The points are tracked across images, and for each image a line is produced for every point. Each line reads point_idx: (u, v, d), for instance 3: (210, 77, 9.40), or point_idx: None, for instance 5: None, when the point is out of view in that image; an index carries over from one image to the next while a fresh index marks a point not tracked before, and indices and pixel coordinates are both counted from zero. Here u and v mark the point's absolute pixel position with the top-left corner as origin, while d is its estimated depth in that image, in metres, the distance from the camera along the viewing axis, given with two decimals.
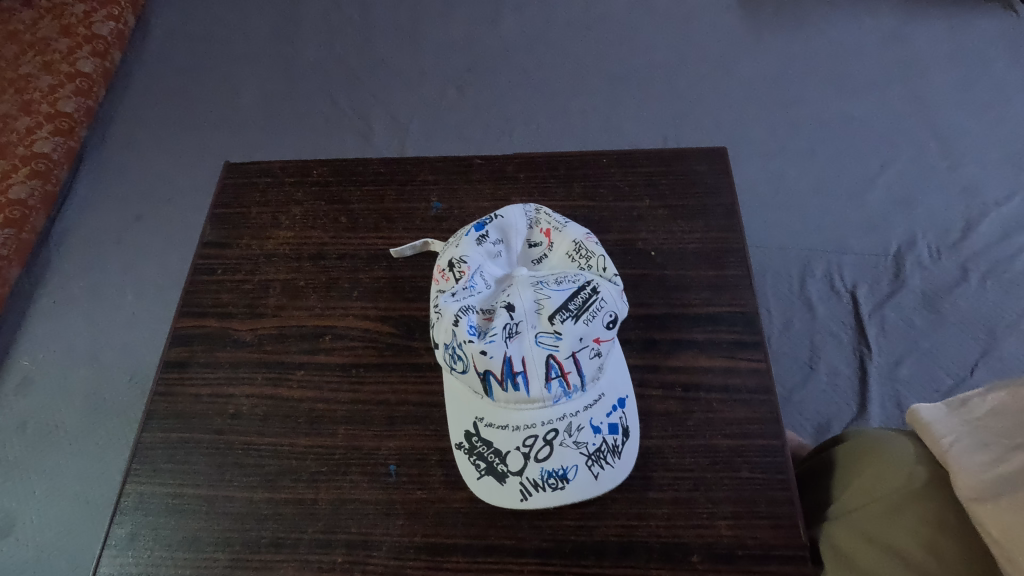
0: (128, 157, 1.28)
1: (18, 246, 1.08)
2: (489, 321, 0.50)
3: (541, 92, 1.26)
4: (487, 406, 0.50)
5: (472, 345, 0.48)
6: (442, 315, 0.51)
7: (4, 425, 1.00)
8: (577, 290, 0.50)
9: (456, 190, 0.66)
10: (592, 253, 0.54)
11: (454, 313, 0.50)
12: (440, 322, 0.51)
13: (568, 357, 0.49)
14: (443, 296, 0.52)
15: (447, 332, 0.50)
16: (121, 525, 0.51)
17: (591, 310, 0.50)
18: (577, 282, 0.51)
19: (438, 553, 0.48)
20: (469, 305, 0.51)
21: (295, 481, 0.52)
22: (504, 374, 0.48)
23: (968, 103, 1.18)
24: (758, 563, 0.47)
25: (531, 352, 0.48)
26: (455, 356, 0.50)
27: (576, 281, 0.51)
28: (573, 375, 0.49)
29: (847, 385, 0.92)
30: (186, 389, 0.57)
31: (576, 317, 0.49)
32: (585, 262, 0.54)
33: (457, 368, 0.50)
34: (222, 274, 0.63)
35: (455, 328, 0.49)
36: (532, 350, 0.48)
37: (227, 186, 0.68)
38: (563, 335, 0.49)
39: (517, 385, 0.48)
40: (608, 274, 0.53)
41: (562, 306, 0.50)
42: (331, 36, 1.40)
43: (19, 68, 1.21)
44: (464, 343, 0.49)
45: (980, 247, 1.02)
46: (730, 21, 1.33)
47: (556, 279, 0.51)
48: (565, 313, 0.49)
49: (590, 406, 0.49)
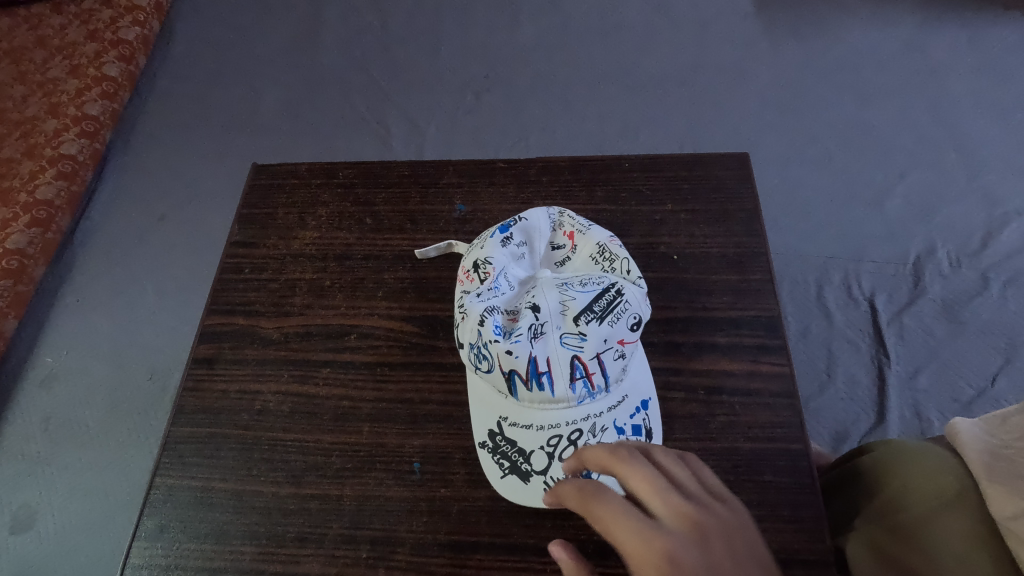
0: (151, 159, 1.30)
1: (44, 245, 1.10)
2: (514, 321, 0.51)
3: (557, 98, 1.27)
4: (511, 406, 0.51)
5: (499, 345, 0.49)
6: (467, 315, 0.51)
7: (28, 420, 1.02)
8: (602, 292, 0.51)
9: (479, 193, 0.67)
10: (615, 256, 0.54)
11: (479, 313, 0.50)
12: (465, 322, 0.51)
13: (592, 358, 0.49)
14: (468, 296, 0.53)
15: (473, 331, 0.50)
16: (151, 516, 0.52)
17: (615, 312, 0.50)
18: (602, 284, 0.51)
19: (461, 550, 0.49)
20: (494, 306, 0.51)
21: (320, 477, 0.52)
22: (529, 374, 0.49)
23: (989, 112, 1.17)
24: (782, 567, 0.46)
25: (556, 353, 0.49)
26: (480, 355, 0.50)
27: (600, 283, 0.51)
28: (597, 376, 0.49)
29: (866, 393, 0.91)
30: (214, 385, 0.58)
31: (600, 318, 0.50)
32: (609, 264, 0.54)
33: (482, 367, 0.50)
34: (249, 272, 0.64)
35: (481, 328, 0.50)
36: (557, 351, 0.49)
37: (255, 187, 0.70)
38: (588, 337, 0.49)
39: (542, 385, 0.49)
40: (632, 277, 0.53)
41: (586, 307, 0.50)
42: (351, 41, 1.42)
43: (48, 72, 1.24)
44: (490, 343, 0.49)
45: (1002, 256, 1.01)
46: (747, 29, 1.33)
47: (580, 281, 0.52)
48: (590, 315, 0.50)
49: (614, 408, 0.50)
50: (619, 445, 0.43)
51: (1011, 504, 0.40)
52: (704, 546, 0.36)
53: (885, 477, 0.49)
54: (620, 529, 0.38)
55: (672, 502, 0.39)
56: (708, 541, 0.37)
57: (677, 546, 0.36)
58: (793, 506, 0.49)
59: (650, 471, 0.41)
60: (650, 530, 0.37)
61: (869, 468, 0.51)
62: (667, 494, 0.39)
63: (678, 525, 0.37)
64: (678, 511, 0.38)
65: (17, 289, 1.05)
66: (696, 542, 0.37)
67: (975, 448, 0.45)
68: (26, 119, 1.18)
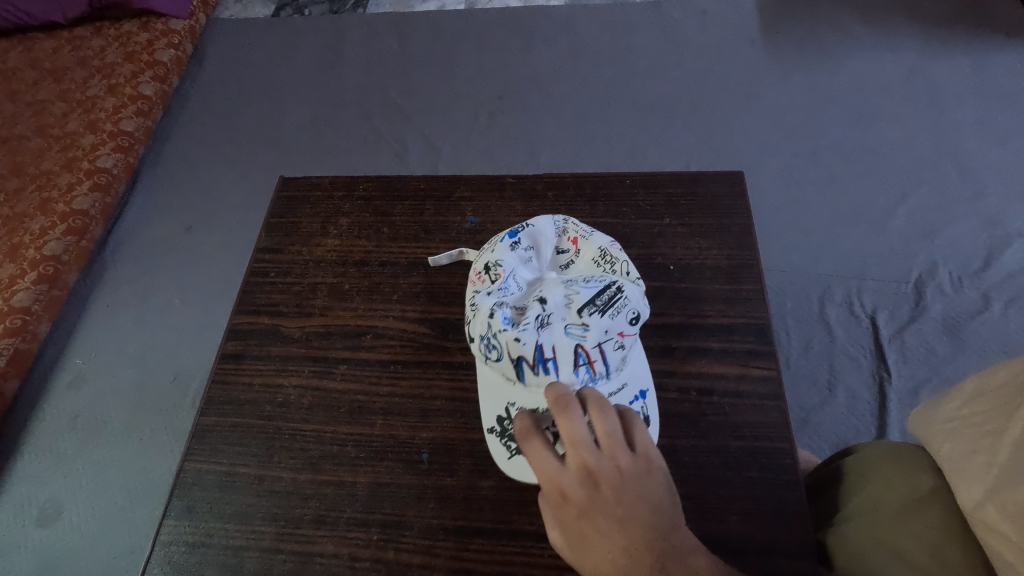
0: (180, 173, 1.38)
1: (79, 252, 1.17)
2: (522, 314, 0.54)
3: (570, 120, 1.32)
4: (518, 392, 0.54)
5: (507, 334, 0.52)
6: (478, 309, 0.55)
7: (58, 418, 1.08)
8: (604, 287, 0.54)
9: (489, 205, 0.71)
10: (616, 259, 0.58)
11: (490, 307, 0.54)
12: (477, 316, 0.55)
13: (594, 346, 0.52)
14: (479, 294, 0.57)
15: (483, 323, 0.54)
16: (180, 498, 0.56)
17: (616, 306, 0.53)
18: (603, 281, 0.54)
19: (465, 535, 0.52)
20: (503, 301, 0.55)
21: (336, 465, 0.56)
22: (536, 361, 0.52)
23: (991, 136, 1.20)
24: (766, 557, 0.49)
25: (561, 341, 0.52)
26: (490, 346, 0.54)
27: (602, 280, 0.55)
28: (599, 363, 0.53)
29: (867, 409, 0.93)
30: (240, 378, 0.62)
31: (602, 311, 0.53)
32: (610, 266, 0.58)
33: (492, 356, 0.54)
34: (275, 276, 0.69)
35: (491, 320, 0.54)
36: (560, 339, 0.52)
37: (282, 198, 0.75)
38: (590, 327, 0.52)
39: (548, 371, 0.52)
40: (631, 277, 0.57)
41: (590, 300, 0.53)
42: (372, 64, 1.49)
43: (87, 91, 1.32)
44: (499, 333, 0.53)
45: (1003, 277, 1.03)
46: (751, 54, 1.39)
47: (584, 279, 0.55)
48: (593, 307, 0.53)
49: (613, 394, 0.54)
50: (562, 394, 0.44)
51: (963, 479, 0.44)
52: (596, 497, 0.42)
53: (866, 477, 0.54)
54: (537, 465, 0.45)
55: (585, 457, 0.43)
56: (604, 492, 0.42)
57: (571, 493, 0.43)
58: (778, 501, 0.52)
59: (579, 427, 0.43)
60: (555, 473, 0.44)
61: (853, 470, 0.56)
62: (582, 452, 0.43)
63: (582, 475, 0.43)
64: (586, 467, 0.43)
65: (52, 293, 1.11)
66: (592, 491, 0.43)
67: (932, 428, 0.49)
68: (66, 135, 1.26)
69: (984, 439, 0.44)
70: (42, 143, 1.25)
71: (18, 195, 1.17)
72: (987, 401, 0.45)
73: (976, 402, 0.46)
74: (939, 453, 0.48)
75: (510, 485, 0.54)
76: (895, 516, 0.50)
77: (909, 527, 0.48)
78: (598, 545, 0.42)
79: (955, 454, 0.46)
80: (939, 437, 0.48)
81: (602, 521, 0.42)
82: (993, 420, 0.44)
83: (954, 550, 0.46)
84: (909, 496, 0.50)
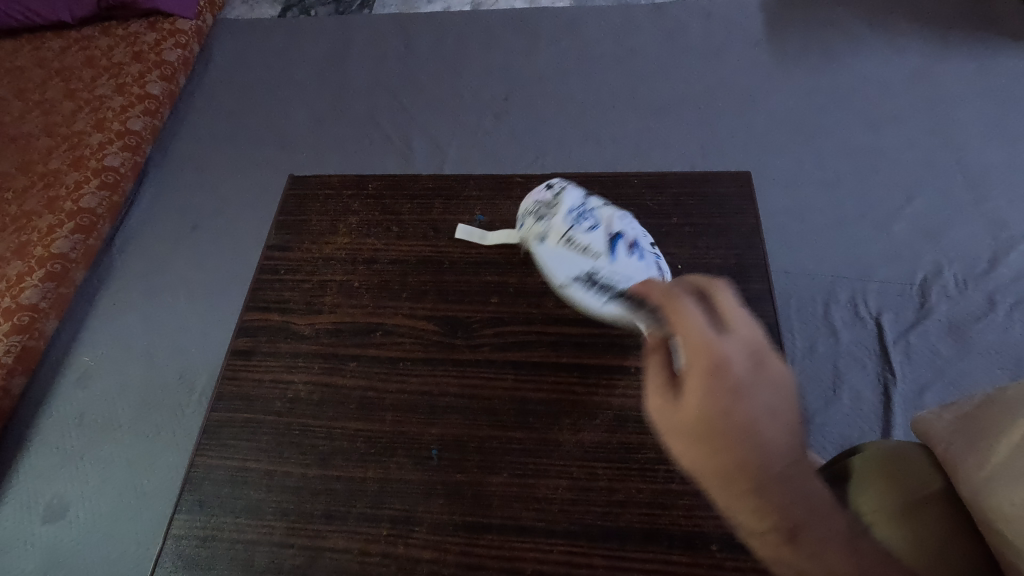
0: (187, 172, 1.38)
1: (86, 250, 1.18)
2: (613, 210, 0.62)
3: (575, 121, 1.33)
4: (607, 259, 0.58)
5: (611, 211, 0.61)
6: (571, 192, 0.62)
7: (65, 415, 1.08)
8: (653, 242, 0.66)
9: (498, 204, 0.72)
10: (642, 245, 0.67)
11: (585, 197, 0.62)
12: (570, 198, 0.62)
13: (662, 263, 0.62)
14: (568, 190, 0.63)
15: (580, 200, 0.62)
16: (190, 492, 0.57)
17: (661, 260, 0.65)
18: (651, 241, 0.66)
19: (473, 531, 0.53)
20: (594, 200, 0.63)
21: (345, 460, 0.57)
22: (632, 241, 0.59)
23: (997, 139, 1.20)
24: None
25: (647, 244, 0.61)
26: (588, 215, 0.60)
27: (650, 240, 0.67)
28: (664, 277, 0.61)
29: (871, 410, 0.93)
30: (250, 374, 0.63)
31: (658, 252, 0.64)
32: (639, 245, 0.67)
33: (586, 225, 0.59)
34: (285, 273, 0.69)
35: (590, 201, 0.62)
36: (648, 243, 0.61)
37: (291, 196, 0.76)
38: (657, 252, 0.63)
39: (640, 254, 0.59)
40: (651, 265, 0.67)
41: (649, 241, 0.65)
42: (379, 64, 1.50)
43: (95, 90, 1.33)
44: (601, 209, 0.61)
45: (1008, 279, 1.03)
46: (757, 56, 1.39)
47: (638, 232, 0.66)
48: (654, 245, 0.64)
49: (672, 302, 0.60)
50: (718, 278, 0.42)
51: (966, 482, 0.45)
52: (765, 369, 0.34)
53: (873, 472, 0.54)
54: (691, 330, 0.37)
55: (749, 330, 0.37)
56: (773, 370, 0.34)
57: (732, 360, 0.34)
58: None
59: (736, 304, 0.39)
60: (710, 337, 0.36)
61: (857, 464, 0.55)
62: (743, 321, 0.37)
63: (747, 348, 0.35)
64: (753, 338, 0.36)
65: (59, 291, 1.12)
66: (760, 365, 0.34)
67: (929, 428, 0.50)
68: (74, 133, 1.26)
69: (984, 444, 0.45)
70: (50, 141, 1.25)
71: (27, 193, 1.18)
72: (989, 407, 0.46)
73: (977, 407, 0.47)
74: (941, 449, 0.48)
75: (518, 481, 0.54)
76: (906, 512, 0.49)
77: (919, 525, 0.48)
78: (788, 375, 0.34)
79: (957, 456, 0.46)
80: (937, 437, 0.49)
81: (768, 398, 0.33)
82: (993, 426, 0.45)
83: (961, 553, 0.46)
84: (920, 494, 0.50)
